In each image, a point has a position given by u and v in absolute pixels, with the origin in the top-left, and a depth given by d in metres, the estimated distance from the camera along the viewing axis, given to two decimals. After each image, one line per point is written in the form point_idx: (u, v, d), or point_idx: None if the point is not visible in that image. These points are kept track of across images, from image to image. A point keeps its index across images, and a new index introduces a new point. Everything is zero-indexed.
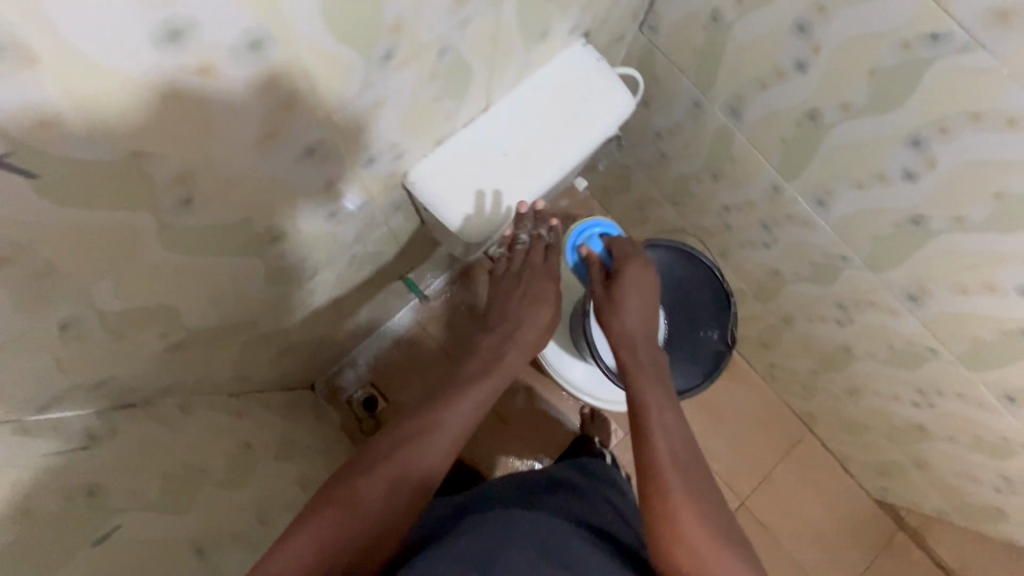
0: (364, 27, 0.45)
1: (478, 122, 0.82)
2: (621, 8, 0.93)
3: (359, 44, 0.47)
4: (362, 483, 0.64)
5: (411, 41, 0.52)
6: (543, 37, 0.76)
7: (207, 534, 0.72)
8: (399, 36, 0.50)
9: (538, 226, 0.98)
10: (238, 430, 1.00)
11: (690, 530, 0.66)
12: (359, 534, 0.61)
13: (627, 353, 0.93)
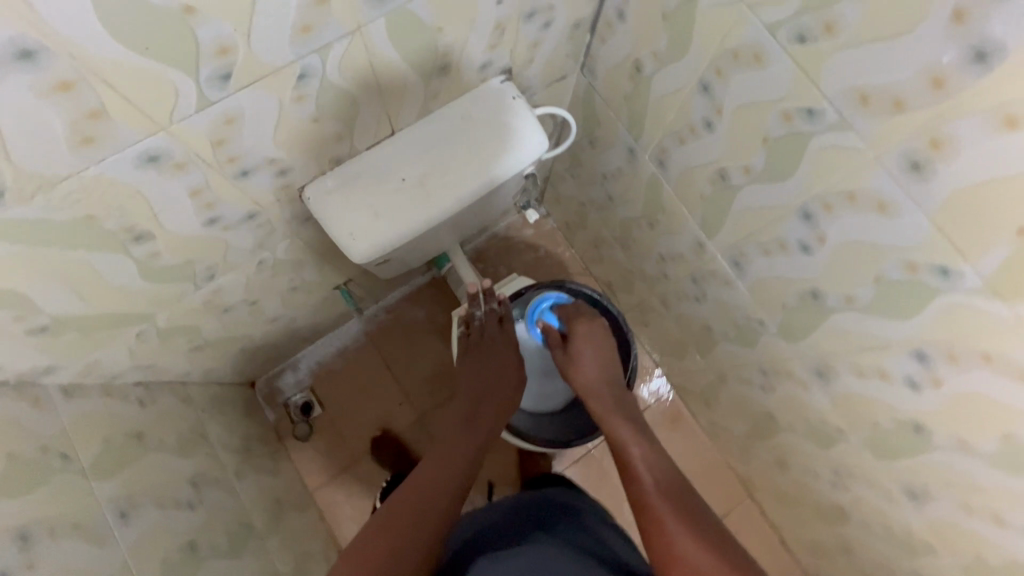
0: (170, 46, 0.47)
1: (382, 150, 0.85)
2: (549, 54, 0.93)
3: (172, 63, 0.48)
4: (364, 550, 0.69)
5: (249, 64, 0.54)
6: (445, 73, 0.78)
7: (40, 523, 0.73)
8: (227, 58, 0.52)
9: (483, 304, 1.12)
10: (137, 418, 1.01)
11: (671, 523, 0.70)
12: (388, 563, 0.69)
13: (597, 395, 0.99)
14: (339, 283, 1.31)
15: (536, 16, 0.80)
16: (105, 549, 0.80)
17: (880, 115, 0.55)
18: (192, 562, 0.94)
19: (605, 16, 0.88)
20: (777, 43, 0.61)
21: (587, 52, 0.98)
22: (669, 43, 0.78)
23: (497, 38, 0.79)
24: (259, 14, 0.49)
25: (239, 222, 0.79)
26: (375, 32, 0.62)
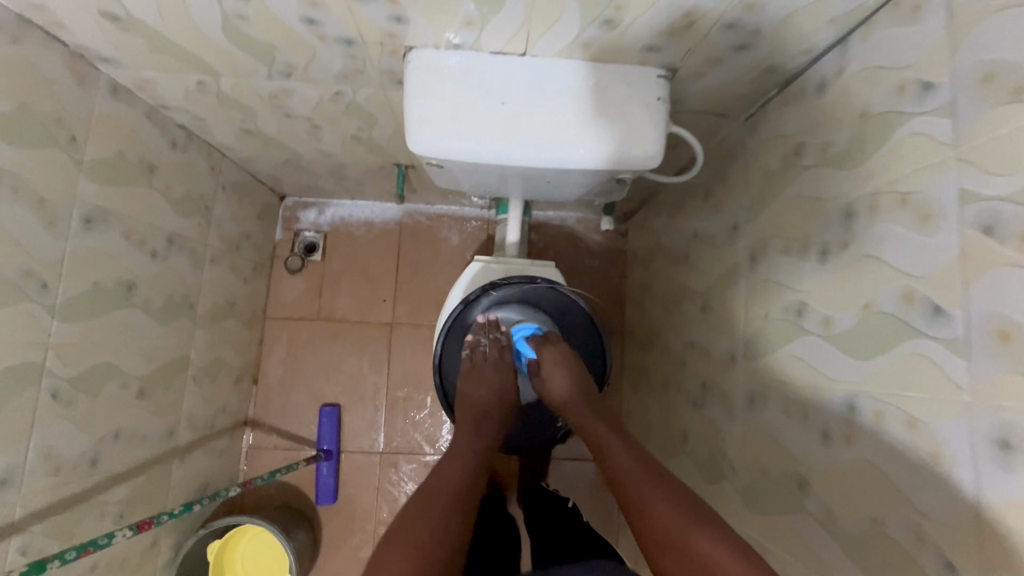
0: None
1: (506, 60, 0.77)
2: (724, 82, 0.82)
3: None
4: (406, 533, 0.66)
5: None
6: (609, 28, 0.69)
7: (10, 174, 0.73)
8: None
9: (484, 333, 1.01)
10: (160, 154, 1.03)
11: (653, 499, 0.67)
12: (424, 542, 0.66)
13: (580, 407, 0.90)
14: (401, 162, 1.29)
15: (736, 30, 0.69)
16: (54, 238, 0.81)
17: (1012, 366, 0.43)
18: (118, 300, 0.96)
19: (806, 78, 0.75)
20: (957, 215, 0.49)
21: (763, 104, 0.86)
22: (847, 146, 0.66)
23: (681, 27, 0.68)
24: None
25: (332, 38, 0.75)
26: None
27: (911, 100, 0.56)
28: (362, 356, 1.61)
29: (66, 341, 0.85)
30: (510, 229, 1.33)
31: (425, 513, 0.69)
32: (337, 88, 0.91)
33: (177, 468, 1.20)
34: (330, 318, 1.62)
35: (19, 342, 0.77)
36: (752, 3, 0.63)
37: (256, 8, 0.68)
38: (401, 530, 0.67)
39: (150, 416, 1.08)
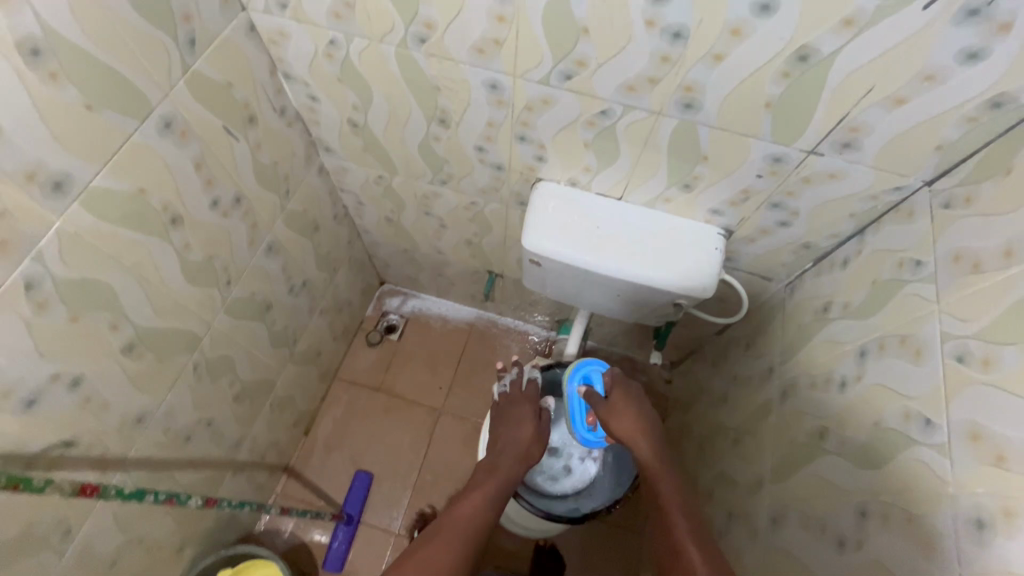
0: (559, 41, 0.73)
1: (606, 201, 1.05)
2: (769, 249, 1.06)
3: (554, 48, 0.75)
4: (453, 526, 0.88)
5: (586, 80, 0.78)
6: (684, 192, 0.97)
7: (248, 200, 1.03)
8: (577, 67, 0.77)
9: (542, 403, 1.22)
10: (324, 218, 1.35)
11: (681, 540, 0.84)
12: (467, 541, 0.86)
13: (658, 473, 1.00)
14: (494, 270, 1.56)
15: (779, 210, 0.94)
16: (249, 252, 1.09)
17: (981, 462, 0.56)
18: (259, 314, 1.20)
19: (834, 256, 0.98)
20: (941, 351, 0.65)
21: (801, 274, 1.08)
22: (863, 303, 0.84)
23: (739, 200, 0.94)
24: (616, 60, 0.74)
25: (489, 161, 1.06)
26: (661, 129, 0.84)
27: (907, 272, 0.76)
28: (405, 432, 1.72)
29: (221, 331, 1.07)
30: (569, 343, 1.51)
31: (454, 528, 0.87)
32: (474, 199, 1.22)
33: (227, 481, 1.30)
34: (388, 391, 1.79)
35: (198, 315, 0.99)
36: (791, 192, 0.88)
37: (446, 134, 1.02)
38: (454, 524, 0.88)
39: (233, 421, 1.24)
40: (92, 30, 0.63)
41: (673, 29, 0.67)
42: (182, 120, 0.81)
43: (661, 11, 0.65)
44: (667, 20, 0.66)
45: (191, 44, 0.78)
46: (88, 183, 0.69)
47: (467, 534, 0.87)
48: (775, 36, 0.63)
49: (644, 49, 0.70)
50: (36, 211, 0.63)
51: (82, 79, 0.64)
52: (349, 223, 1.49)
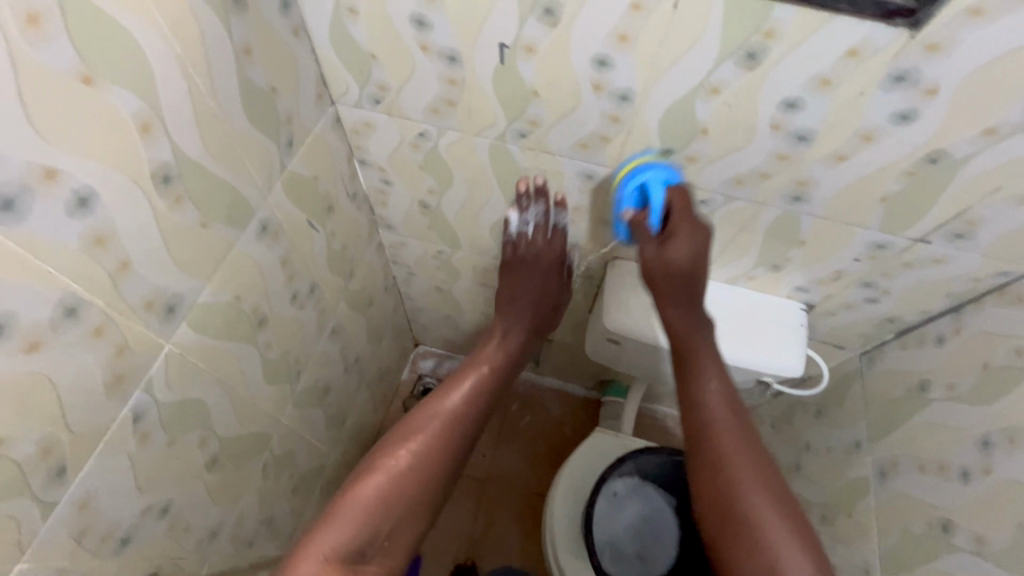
0: (672, 140, 0.73)
1: None
2: (849, 322, 1.05)
3: (665, 145, 0.74)
4: (426, 431, 0.77)
5: (692, 173, 0.78)
6: (771, 271, 0.96)
7: (320, 288, 0.99)
8: (686, 162, 0.76)
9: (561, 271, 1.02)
10: (377, 292, 1.31)
11: (744, 478, 0.71)
12: (428, 471, 0.74)
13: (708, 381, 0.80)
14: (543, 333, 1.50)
15: (869, 289, 0.93)
16: (316, 339, 1.04)
17: None
18: (318, 400, 1.14)
19: (924, 331, 0.97)
20: None
21: (880, 345, 1.07)
22: (973, 387, 0.83)
23: (828, 279, 0.94)
24: (729, 157, 0.73)
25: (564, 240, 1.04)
26: (761, 217, 0.83)
27: None
28: (453, 505, 1.65)
29: (287, 425, 1.01)
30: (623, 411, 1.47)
31: (445, 428, 0.78)
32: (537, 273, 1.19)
33: None
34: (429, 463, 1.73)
35: (271, 414, 0.93)
36: (887, 273, 0.87)
37: None
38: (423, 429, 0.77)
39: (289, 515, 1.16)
40: (212, 147, 0.60)
41: (798, 132, 0.66)
42: (276, 222, 0.78)
43: (791, 117, 0.64)
44: (795, 124, 0.65)
45: (288, 145, 0.75)
46: (195, 301, 0.64)
47: (437, 465, 0.75)
48: (906, 142, 0.63)
49: (762, 149, 0.70)
50: (149, 338, 0.58)
51: (202, 198, 0.61)
52: (396, 292, 1.45)
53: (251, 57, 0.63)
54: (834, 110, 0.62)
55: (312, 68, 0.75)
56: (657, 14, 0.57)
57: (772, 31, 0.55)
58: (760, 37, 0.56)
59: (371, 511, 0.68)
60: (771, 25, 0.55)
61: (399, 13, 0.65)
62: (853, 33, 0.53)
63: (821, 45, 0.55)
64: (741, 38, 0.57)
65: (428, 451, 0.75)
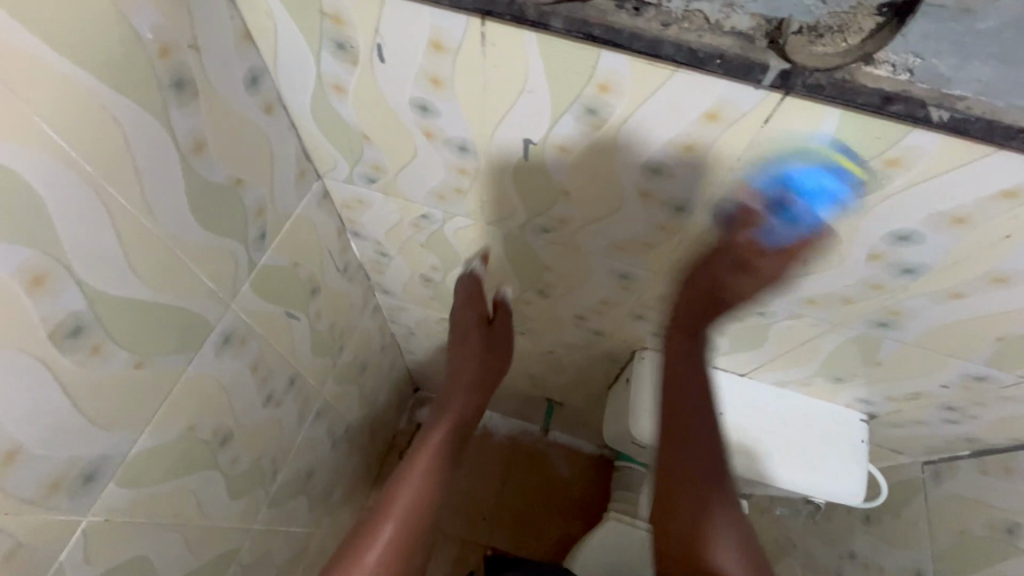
0: None
1: (729, 378, 0.88)
2: (915, 434, 0.90)
3: None
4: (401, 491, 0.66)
5: None
6: (832, 381, 0.81)
7: (303, 377, 0.85)
8: None
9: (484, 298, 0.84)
10: (372, 356, 1.18)
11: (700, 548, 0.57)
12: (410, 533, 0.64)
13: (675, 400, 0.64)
14: (555, 399, 1.31)
15: (951, 411, 0.78)
16: (296, 429, 0.90)
17: None
18: (299, 488, 1.00)
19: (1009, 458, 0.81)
20: None
21: (949, 459, 0.92)
22: None
23: (902, 396, 0.79)
24: (805, 278, 0.58)
25: (587, 327, 0.89)
26: (832, 333, 0.68)
27: None
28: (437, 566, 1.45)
29: (260, 530, 0.88)
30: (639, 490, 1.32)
31: (427, 476, 0.68)
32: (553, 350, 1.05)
33: None
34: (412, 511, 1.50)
35: (238, 528, 0.80)
36: (979, 401, 0.72)
37: (541, 303, 0.85)
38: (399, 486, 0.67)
39: None
40: (148, 272, 0.46)
41: (904, 265, 0.51)
42: (243, 327, 0.64)
43: (898, 248, 0.50)
44: (902, 257, 0.50)
45: (259, 238, 0.61)
46: (126, 454, 0.51)
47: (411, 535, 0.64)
48: None
49: (850, 276, 0.55)
50: (55, 523, 0.45)
51: (133, 337, 0.47)
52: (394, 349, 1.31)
53: (204, 151, 0.49)
54: (962, 249, 0.47)
55: (291, 145, 0.61)
56: (740, 126, 0.42)
57: (898, 159, 0.41)
58: (879, 164, 0.41)
59: (413, 524, 0.64)
60: (901, 153, 0.40)
61: (397, 95, 0.51)
62: (1017, 173, 0.39)
63: (966, 180, 0.40)
64: (852, 163, 0.42)
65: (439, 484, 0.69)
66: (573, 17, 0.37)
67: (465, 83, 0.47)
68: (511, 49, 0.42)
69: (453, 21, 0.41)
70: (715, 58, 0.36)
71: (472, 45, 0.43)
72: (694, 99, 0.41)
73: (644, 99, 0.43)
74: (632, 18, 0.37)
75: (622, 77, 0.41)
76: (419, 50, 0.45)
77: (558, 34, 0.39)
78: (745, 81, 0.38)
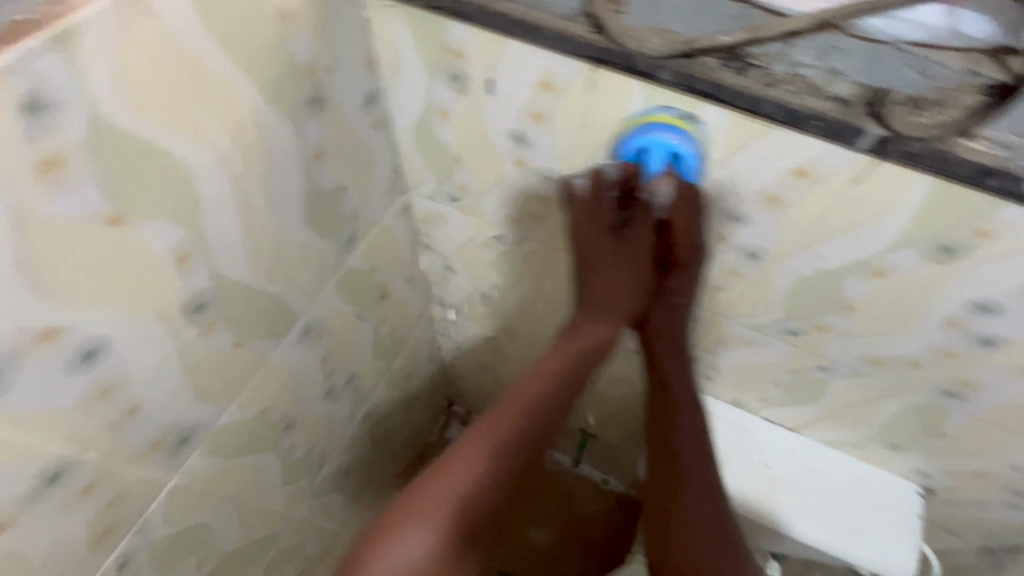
0: (803, 306, 0.59)
1: (775, 431, 0.87)
2: (973, 518, 0.85)
3: (793, 308, 0.60)
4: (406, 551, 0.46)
5: (817, 340, 0.63)
6: (887, 448, 0.79)
7: (360, 377, 0.89)
8: (812, 329, 0.62)
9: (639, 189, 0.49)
10: (418, 365, 1.21)
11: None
12: None
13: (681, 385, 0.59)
14: (588, 429, 1.29)
15: (1017, 496, 0.74)
16: (345, 425, 0.94)
17: None
18: (337, 485, 1.03)
19: None
20: None
21: (1009, 550, 0.87)
22: None
23: (963, 473, 0.76)
24: (875, 337, 0.58)
25: None
26: (896, 397, 0.67)
27: None
28: None
29: (299, 519, 0.91)
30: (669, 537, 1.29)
31: (426, 532, 0.47)
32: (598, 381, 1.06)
33: None
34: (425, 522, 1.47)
35: (283, 514, 0.83)
36: None
37: None
38: (411, 526, 0.47)
39: None
40: (261, 262, 0.52)
41: (983, 336, 0.51)
42: (322, 322, 0.69)
43: (978, 318, 0.50)
44: (981, 327, 0.50)
45: (349, 242, 0.66)
46: (213, 424, 0.55)
47: None
48: None
49: (923, 341, 0.55)
50: (151, 480, 0.49)
51: (240, 319, 0.52)
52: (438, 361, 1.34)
53: (322, 160, 0.54)
54: None
55: (388, 161, 0.66)
56: (827, 183, 0.44)
57: (986, 232, 0.42)
58: (966, 234, 0.42)
59: None
60: (989, 225, 0.41)
61: (498, 124, 0.55)
62: None
63: None
64: (938, 230, 0.43)
65: (443, 543, 0.47)
66: (678, 71, 0.40)
67: (564, 120, 0.50)
68: (617, 93, 0.45)
69: (565, 65, 0.45)
70: (813, 119, 0.39)
71: (579, 87, 0.47)
72: (785, 154, 0.43)
73: (735, 151, 0.45)
74: (736, 77, 0.39)
75: (718, 128, 0.44)
76: (527, 87, 0.49)
77: (662, 86, 0.42)
78: (839, 143, 0.39)
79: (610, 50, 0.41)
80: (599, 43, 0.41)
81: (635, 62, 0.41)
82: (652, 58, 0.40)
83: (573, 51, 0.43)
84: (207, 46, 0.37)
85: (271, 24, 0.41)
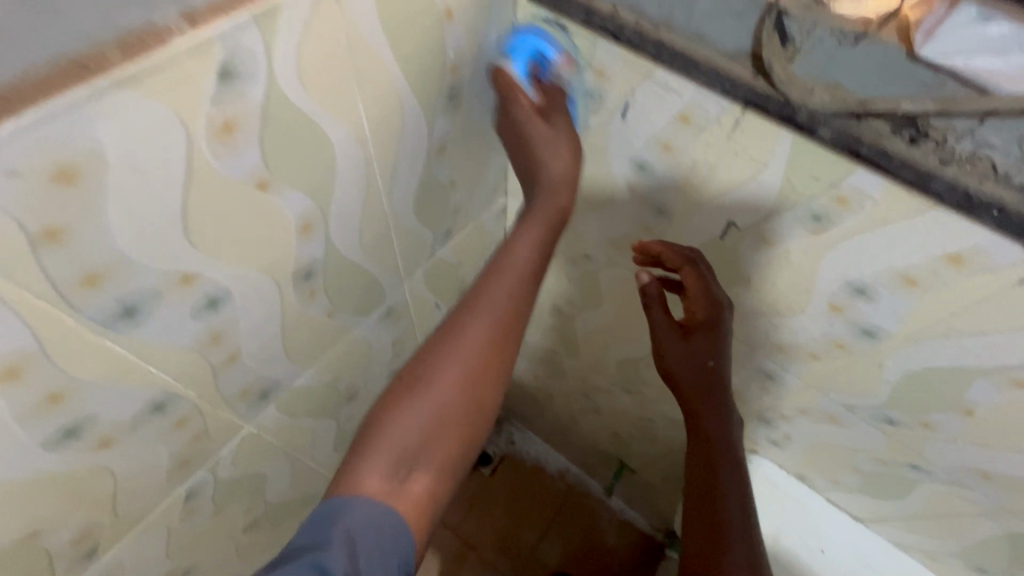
0: (914, 399, 0.54)
1: (844, 518, 0.79)
2: None
3: (900, 399, 0.55)
4: (455, 351, 0.48)
5: (919, 438, 0.58)
6: (969, 567, 0.71)
7: None
8: (917, 425, 0.56)
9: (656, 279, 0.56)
10: None
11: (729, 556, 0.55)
12: (460, 411, 0.48)
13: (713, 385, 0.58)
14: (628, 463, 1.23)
15: None
16: None
17: None
18: None
19: None
20: None
21: None
22: None
23: None
24: (992, 450, 0.52)
25: None
26: (998, 519, 0.60)
27: None
28: None
29: None
30: None
31: (474, 337, 0.49)
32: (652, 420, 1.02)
33: None
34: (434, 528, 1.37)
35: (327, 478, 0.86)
36: None
37: None
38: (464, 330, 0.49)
39: None
40: (367, 241, 0.53)
41: None
42: (402, 306, 0.70)
43: None
44: None
45: (444, 235, 0.67)
46: (291, 384, 0.58)
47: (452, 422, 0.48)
48: None
49: None
50: (231, 425, 0.52)
51: (337, 290, 0.54)
52: None
53: (442, 153, 0.55)
54: None
55: (498, 163, 0.66)
56: (984, 276, 0.40)
57: None
58: None
59: (452, 414, 0.47)
60: None
61: (620, 148, 0.54)
62: None
63: None
64: None
65: (471, 378, 0.48)
66: (844, 129, 0.37)
67: (696, 156, 0.48)
68: (765, 139, 0.43)
69: (713, 101, 0.43)
70: (992, 208, 0.35)
71: (722, 126, 0.45)
72: (943, 237, 0.39)
73: (884, 223, 0.42)
74: (908, 147, 0.36)
75: (870, 196, 0.41)
76: (664, 118, 0.48)
77: (817, 144, 0.39)
78: (1017, 239, 0.35)
79: (769, 96, 0.39)
80: (760, 88, 0.39)
81: (796, 113, 0.38)
82: (816, 111, 0.37)
83: (727, 90, 0.40)
84: (375, 34, 0.38)
85: (433, 20, 0.42)
